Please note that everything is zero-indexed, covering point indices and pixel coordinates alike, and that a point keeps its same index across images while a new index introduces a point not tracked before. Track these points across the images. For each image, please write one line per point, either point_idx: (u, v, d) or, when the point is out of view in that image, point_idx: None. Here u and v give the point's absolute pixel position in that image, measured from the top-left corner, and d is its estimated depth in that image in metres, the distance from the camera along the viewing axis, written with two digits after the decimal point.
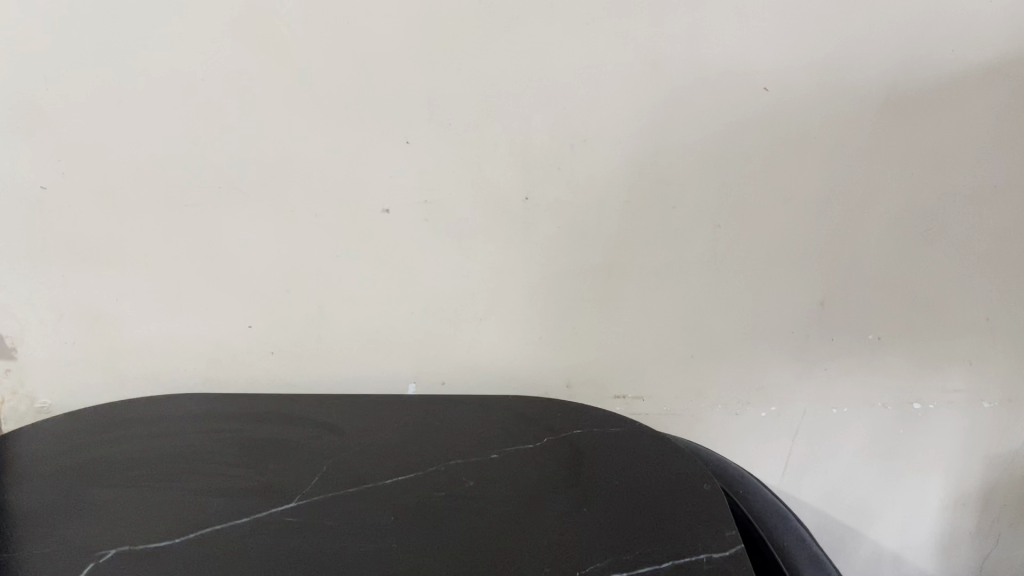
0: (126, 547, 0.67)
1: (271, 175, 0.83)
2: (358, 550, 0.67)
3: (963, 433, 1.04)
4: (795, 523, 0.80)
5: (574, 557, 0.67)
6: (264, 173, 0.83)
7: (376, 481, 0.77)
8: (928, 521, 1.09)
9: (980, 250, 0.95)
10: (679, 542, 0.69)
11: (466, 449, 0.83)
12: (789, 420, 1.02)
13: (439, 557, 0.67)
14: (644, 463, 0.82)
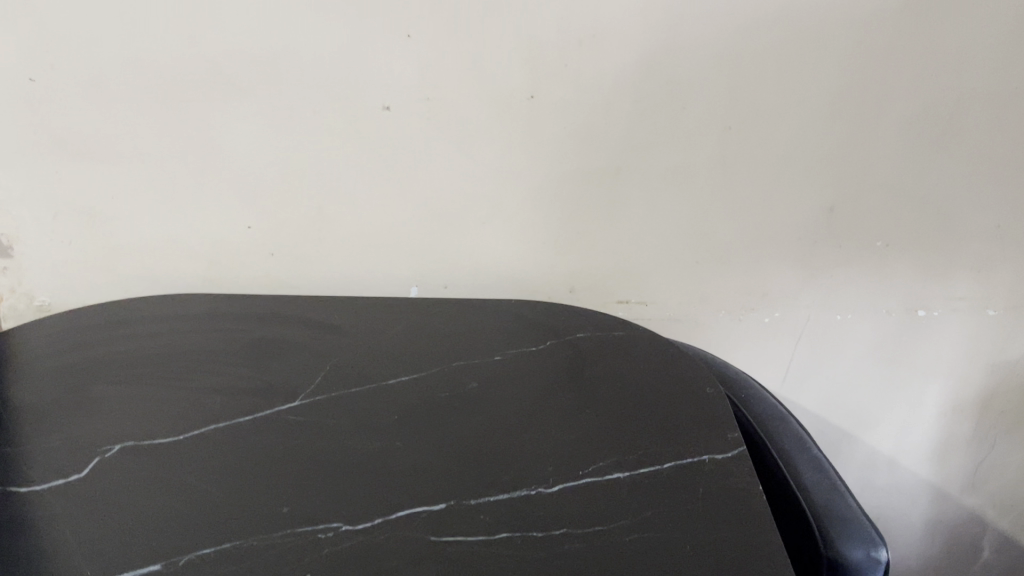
0: (131, 443, 0.67)
1: (268, 69, 0.80)
2: (362, 448, 0.68)
3: (966, 340, 1.04)
4: (796, 426, 0.80)
5: (576, 457, 0.67)
6: (260, 68, 0.80)
7: (379, 381, 0.77)
8: (927, 426, 1.10)
9: (996, 154, 0.92)
10: (682, 443, 0.69)
11: (468, 352, 0.83)
12: (793, 325, 1.02)
13: (441, 456, 0.67)
14: (647, 366, 0.82)
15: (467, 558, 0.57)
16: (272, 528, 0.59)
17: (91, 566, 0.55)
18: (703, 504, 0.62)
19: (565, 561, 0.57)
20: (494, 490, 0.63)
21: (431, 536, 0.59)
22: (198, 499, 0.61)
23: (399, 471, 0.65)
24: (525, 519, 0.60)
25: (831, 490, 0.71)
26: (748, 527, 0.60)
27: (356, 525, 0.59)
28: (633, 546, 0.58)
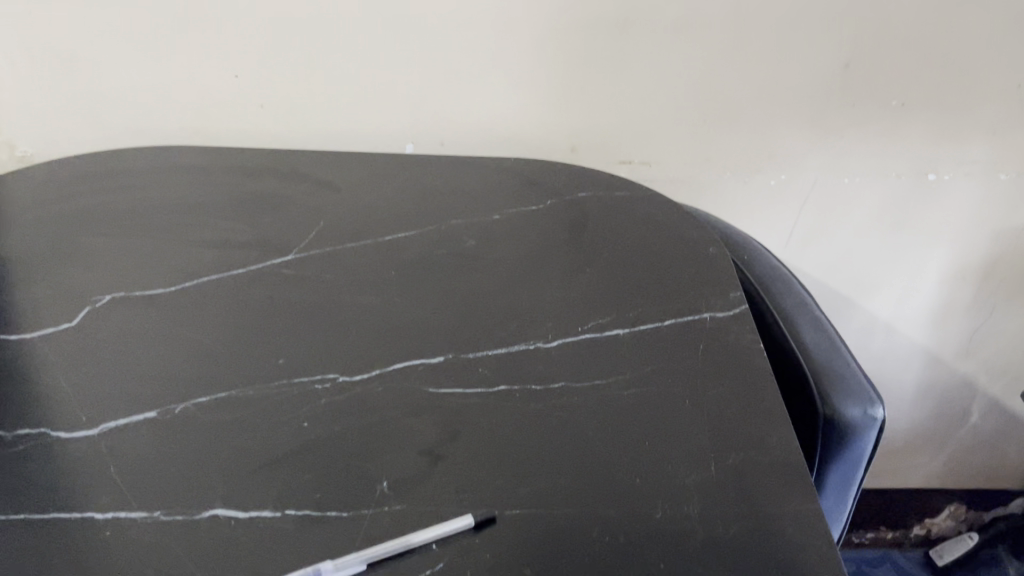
0: (121, 294, 0.66)
1: None
2: (356, 303, 0.66)
3: (976, 206, 1.01)
4: (799, 289, 0.78)
5: (576, 315, 0.66)
6: None
7: (376, 238, 0.75)
8: (927, 293, 1.09)
9: None
10: (683, 302, 0.68)
11: (467, 209, 0.80)
12: (799, 187, 0.99)
13: (438, 313, 0.66)
14: (651, 225, 0.79)
15: (465, 411, 0.57)
16: (268, 378, 0.58)
17: (86, 413, 0.54)
18: (703, 361, 0.61)
19: (563, 413, 0.56)
20: (492, 345, 0.62)
21: (430, 389, 0.58)
22: (192, 350, 0.60)
23: (395, 327, 0.64)
24: (524, 374, 0.60)
25: (832, 351, 0.70)
26: (748, 383, 0.59)
27: (354, 377, 0.59)
28: (631, 401, 0.57)
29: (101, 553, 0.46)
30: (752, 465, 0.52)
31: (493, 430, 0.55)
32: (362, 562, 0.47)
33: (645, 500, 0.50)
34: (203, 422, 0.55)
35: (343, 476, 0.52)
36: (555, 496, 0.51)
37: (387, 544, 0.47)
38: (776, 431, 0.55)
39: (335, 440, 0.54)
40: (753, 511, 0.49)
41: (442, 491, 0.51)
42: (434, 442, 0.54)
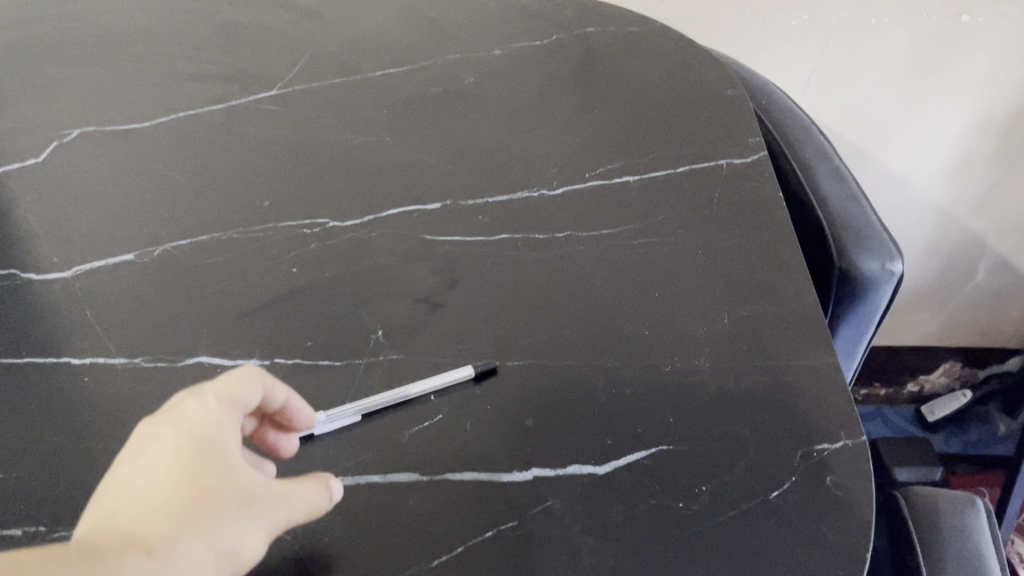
0: (91, 128, 0.61)
1: None
2: (345, 143, 0.62)
3: (1009, 51, 0.92)
4: (819, 136, 0.73)
5: (584, 158, 0.61)
6: None
7: (368, 71, 0.69)
8: (946, 145, 1.03)
9: None
10: (698, 146, 0.62)
11: (467, 40, 0.73)
12: (821, 28, 0.92)
13: (434, 154, 0.61)
14: (666, 60, 0.73)
15: (463, 260, 0.53)
16: (254, 222, 0.55)
17: (60, 255, 0.52)
18: (718, 209, 0.57)
19: (567, 263, 0.53)
20: (492, 192, 0.58)
21: (425, 237, 0.55)
22: (169, 193, 0.56)
23: (389, 170, 0.59)
24: (528, 221, 0.56)
25: (852, 202, 0.66)
26: (765, 232, 0.55)
27: (344, 223, 0.55)
28: (640, 251, 0.54)
29: (79, 398, 0.44)
30: (768, 319, 0.49)
31: (493, 281, 0.52)
32: (357, 413, 0.44)
33: (653, 353, 0.48)
34: (184, 266, 0.52)
35: (335, 325, 0.49)
36: (558, 349, 0.48)
37: (383, 395, 0.45)
38: (795, 284, 0.51)
39: (326, 287, 0.51)
40: (767, 366, 0.47)
41: (438, 343, 0.48)
42: (431, 290, 0.51)
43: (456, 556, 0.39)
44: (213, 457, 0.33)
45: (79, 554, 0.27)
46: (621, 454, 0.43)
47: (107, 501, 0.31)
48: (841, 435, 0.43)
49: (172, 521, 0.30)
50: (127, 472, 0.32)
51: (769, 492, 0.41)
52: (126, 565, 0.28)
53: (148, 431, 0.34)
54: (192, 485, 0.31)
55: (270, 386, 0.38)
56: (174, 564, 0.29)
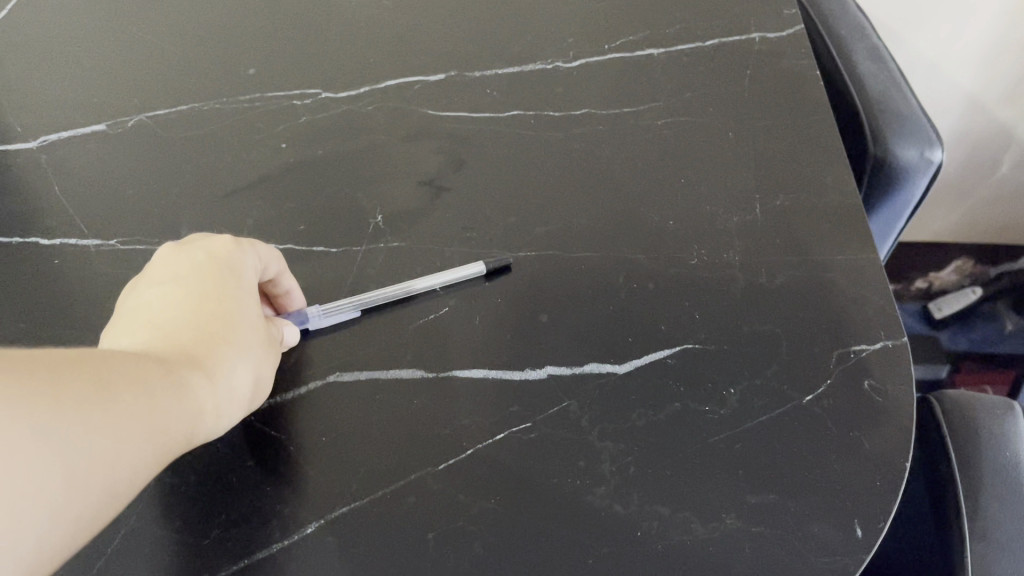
0: None
1: None
2: (340, 5, 0.55)
3: None
4: (857, 12, 0.67)
5: (602, 26, 0.55)
6: None
7: None
8: (981, 29, 0.95)
9: None
10: (728, 17, 0.56)
11: None
12: None
13: (437, 20, 0.55)
14: None
15: (469, 138, 0.48)
16: (239, 90, 0.50)
17: (25, 124, 0.48)
18: (751, 86, 0.52)
19: (584, 145, 0.48)
20: (503, 63, 0.53)
21: (428, 111, 0.50)
22: (144, 56, 0.51)
23: (388, 36, 0.54)
24: (541, 97, 0.51)
25: (890, 84, 0.60)
26: (801, 114, 0.50)
27: (339, 94, 0.50)
28: (665, 133, 0.49)
29: (50, 281, 0.41)
30: (803, 209, 0.45)
31: (503, 161, 0.47)
32: (356, 309, 0.41)
33: (679, 244, 0.44)
34: (161, 137, 0.47)
35: (332, 207, 0.45)
36: (574, 238, 0.44)
37: (386, 291, 0.41)
38: (834, 171, 0.47)
39: (319, 165, 0.47)
40: (802, 260, 0.43)
41: (446, 229, 0.44)
42: (436, 171, 0.47)
43: (465, 459, 0.36)
44: (244, 294, 0.37)
45: (153, 361, 0.31)
46: (643, 353, 0.40)
47: (152, 316, 0.34)
48: (881, 336, 0.40)
49: (221, 346, 0.34)
50: (167, 294, 0.35)
51: (804, 396, 0.38)
52: (193, 382, 0.31)
53: (183, 259, 0.37)
54: (232, 319, 0.35)
55: (284, 271, 0.40)
56: (225, 386, 0.33)
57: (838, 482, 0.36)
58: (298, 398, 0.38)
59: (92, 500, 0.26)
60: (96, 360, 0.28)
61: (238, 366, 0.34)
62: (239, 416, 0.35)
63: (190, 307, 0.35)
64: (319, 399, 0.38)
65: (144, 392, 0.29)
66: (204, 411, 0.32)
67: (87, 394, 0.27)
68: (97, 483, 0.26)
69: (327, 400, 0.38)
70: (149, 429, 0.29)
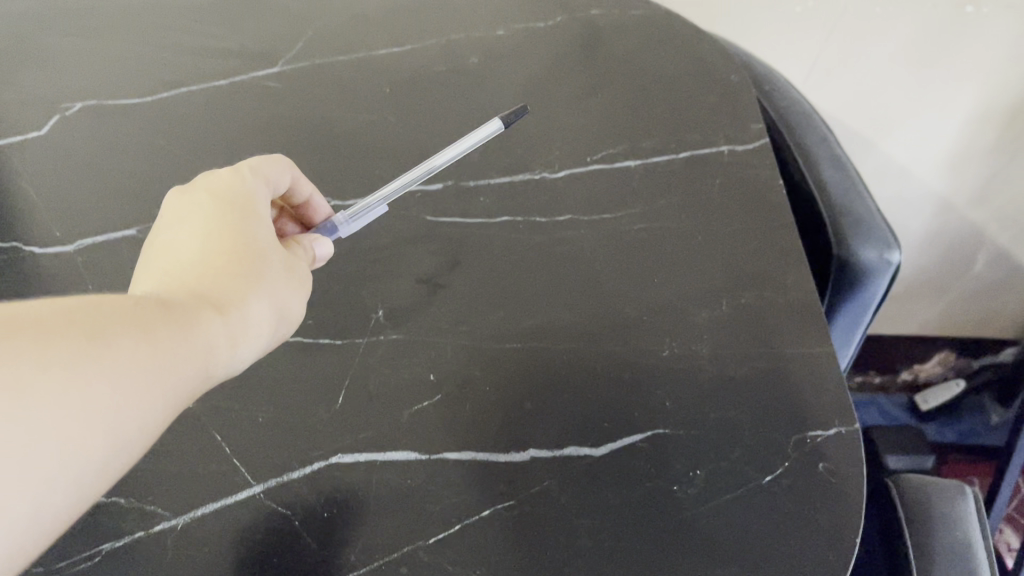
0: (93, 101, 0.62)
1: None
2: (349, 121, 0.62)
3: (1012, 43, 0.90)
4: (821, 124, 0.73)
5: (585, 141, 0.61)
6: None
7: (368, 50, 0.68)
8: (947, 135, 1.02)
9: None
10: (699, 131, 0.62)
11: (470, 19, 0.72)
12: (828, 14, 0.90)
13: (435, 133, 0.61)
14: (673, 47, 0.72)
15: (463, 240, 0.53)
16: None
17: (62, 227, 0.53)
18: (719, 195, 0.57)
19: (568, 248, 0.53)
20: (495, 173, 0.58)
21: (427, 217, 0.55)
22: (172, 167, 0.57)
23: (391, 150, 0.60)
24: (529, 204, 0.56)
25: (851, 190, 0.66)
26: (765, 220, 0.55)
27: (346, 202, 0.55)
28: (640, 236, 0.54)
29: None
30: (767, 306, 0.50)
31: (494, 261, 0.52)
32: (382, 204, 0.52)
33: (653, 338, 0.48)
34: None
35: (338, 302, 0.49)
36: (557, 331, 0.48)
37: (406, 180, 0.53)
38: (794, 271, 0.52)
39: (326, 266, 0.51)
40: (765, 352, 0.47)
41: (440, 323, 0.49)
42: (433, 271, 0.51)
43: (454, 532, 0.40)
44: (252, 231, 0.40)
45: (162, 304, 0.32)
46: (618, 438, 0.43)
47: (168, 262, 0.38)
48: (835, 423, 0.44)
49: (232, 283, 0.37)
50: (178, 239, 0.39)
51: (763, 476, 0.42)
52: (205, 320, 0.34)
53: (190, 205, 0.41)
54: (245, 247, 0.39)
55: (299, 181, 0.48)
56: (238, 319, 0.36)
57: (792, 559, 0.39)
58: (304, 475, 0.42)
59: (99, 444, 0.28)
60: (94, 310, 0.29)
61: (257, 294, 0.38)
62: (257, 346, 0.38)
63: (200, 250, 0.38)
64: (322, 477, 0.42)
65: (150, 335, 0.30)
66: (217, 345, 0.34)
67: (82, 343, 0.28)
68: (105, 428, 0.28)
69: (330, 479, 0.42)
70: (156, 372, 0.30)
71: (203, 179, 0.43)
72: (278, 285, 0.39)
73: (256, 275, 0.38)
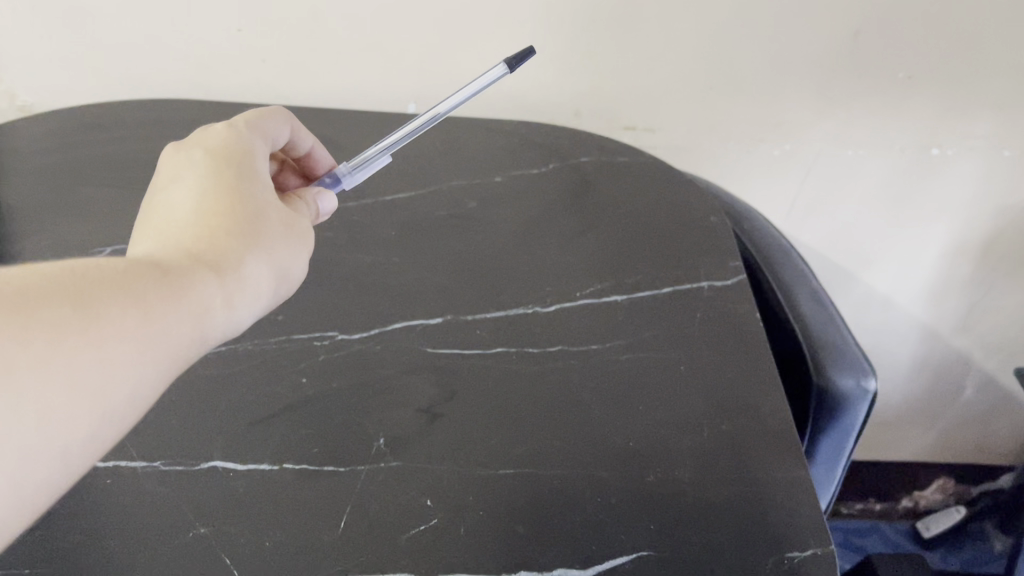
0: (122, 246, 0.67)
1: None
2: (357, 261, 0.67)
3: (976, 181, 0.97)
4: (797, 259, 0.78)
5: (576, 278, 0.66)
6: None
7: (376, 197, 0.75)
8: (925, 267, 1.07)
9: None
10: (681, 268, 0.67)
11: (468, 170, 0.80)
12: (803, 157, 0.97)
13: (436, 272, 0.66)
14: (656, 191, 0.78)
15: (461, 371, 0.57)
16: (269, 334, 0.59)
17: None
18: (699, 327, 0.61)
19: (558, 377, 0.57)
20: (491, 307, 0.63)
21: (427, 349, 0.59)
22: None
23: (395, 287, 0.64)
24: (521, 337, 0.60)
25: (827, 320, 0.70)
26: (742, 350, 0.59)
27: (352, 335, 0.60)
28: (628, 367, 0.58)
29: (98, 498, 0.47)
30: (746, 433, 0.53)
31: (490, 390, 0.56)
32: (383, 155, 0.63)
33: (638, 464, 0.51)
34: (202, 375, 0.56)
35: (342, 430, 0.53)
36: (548, 456, 0.51)
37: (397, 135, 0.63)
38: (769, 400, 0.55)
39: (333, 396, 0.55)
40: (744, 476, 0.50)
41: (437, 451, 0.52)
42: (431, 400, 0.55)
43: None
44: (248, 184, 0.46)
45: (154, 273, 0.37)
46: (602, 558, 0.46)
47: (168, 220, 0.43)
48: (811, 544, 0.46)
49: (230, 247, 0.42)
50: (179, 196, 0.44)
51: None
52: (197, 288, 0.39)
53: (191, 160, 0.47)
54: (245, 205, 0.45)
55: (299, 132, 0.58)
56: (232, 281, 0.41)
57: None
58: None
59: (94, 399, 0.33)
60: (83, 277, 0.34)
61: (254, 252, 0.43)
62: (255, 297, 0.43)
63: (199, 208, 0.43)
64: None
65: (137, 303, 0.35)
66: (208, 309, 0.39)
67: (69, 315, 0.32)
68: (97, 385, 0.33)
69: None
70: (143, 335, 0.35)
71: (202, 134, 0.49)
72: (270, 243, 0.45)
73: (258, 230, 0.44)
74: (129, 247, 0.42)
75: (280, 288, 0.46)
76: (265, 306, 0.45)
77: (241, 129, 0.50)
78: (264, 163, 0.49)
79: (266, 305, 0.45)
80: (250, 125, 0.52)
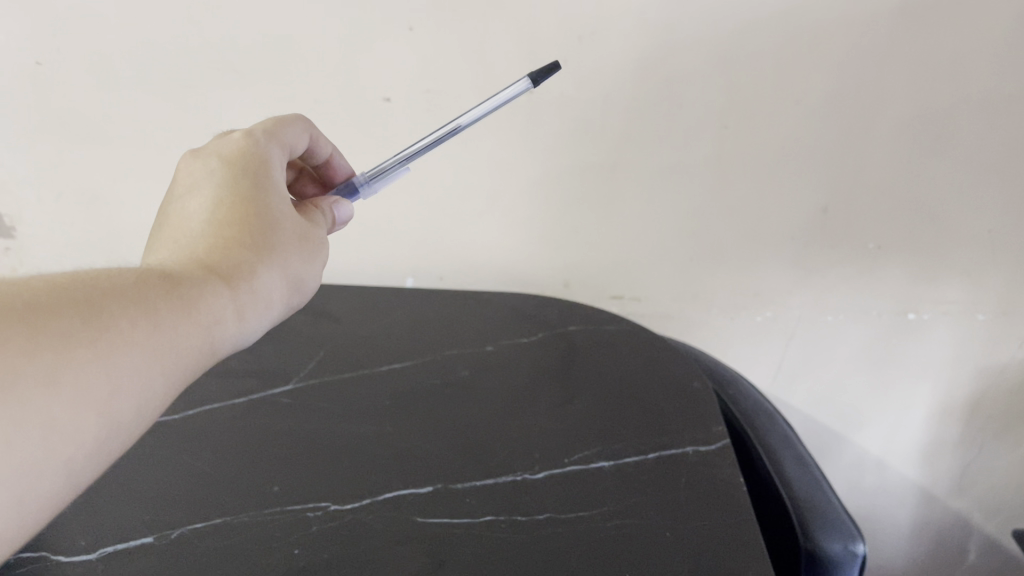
0: None
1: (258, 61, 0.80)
2: (351, 432, 0.69)
3: (957, 344, 1.00)
4: (781, 424, 0.80)
5: (565, 445, 0.68)
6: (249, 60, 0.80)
7: (373, 366, 0.79)
8: (914, 428, 1.09)
9: (1004, 165, 0.85)
10: (665, 432, 0.70)
11: (461, 339, 0.84)
12: (785, 324, 1.01)
13: (428, 439, 0.68)
14: (641, 356, 0.82)
15: (450, 540, 0.58)
16: (263, 506, 0.60)
17: (85, 535, 0.57)
18: (686, 492, 0.63)
19: (548, 543, 0.58)
20: (482, 475, 0.64)
21: (418, 518, 0.60)
22: (189, 476, 0.63)
23: (390, 454, 0.67)
24: (512, 504, 0.61)
25: (812, 483, 0.72)
26: (727, 513, 0.61)
27: (345, 506, 0.61)
28: (615, 533, 0.59)
29: None
30: None
31: (480, 555, 0.57)
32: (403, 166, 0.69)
33: None
34: (197, 548, 0.56)
35: None
36: None
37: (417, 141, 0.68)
38: (755, 564, 0.56)
39: (324, 569, 0.55)
40: None
41: None
42: (420, 570, 0.55)
43: None
44: (263, 198, 0.52)
45: (168, 286, 0.43)
46: None
47: (184, 238, 0.49)
48: None
49: (244, 261, 0.48)
50: (197, 213, 0.51)
51: None
52: (208, 301, 0.44)
53: (209, 173, 0.53)
54: (259, 218, 0.51)
55: (320, 141, 0.66)
56: (246, 295, 0.47)
57: None
58: None
59: (111, 404, 0.37)
60: (94, 297, 0.39)
61: (268, 267, 0.50)
62: (267, 304, 0.49)
63: (215, 226, 0.50)
64: None
65: (147, 315, 0.40)
66: (219, 319, 0.45)
67: (85, 327, 0.37)
68: (114, 390, 0.38)
69: None
70: (153, 342, 0.40)
71: (222, 145, 0.56)
72: (281, 257, 0.51)
73: (271, 244, 0.51)
74: (149, 259, 0.49)
75: (292, 297, 0.53)
76: (277, 312, 0.51)
77: (256, 142, 0.56)
78: (279, 171, 0.56)
79: (275, 312, 0.51)
80: (265, 137, 0.57)
